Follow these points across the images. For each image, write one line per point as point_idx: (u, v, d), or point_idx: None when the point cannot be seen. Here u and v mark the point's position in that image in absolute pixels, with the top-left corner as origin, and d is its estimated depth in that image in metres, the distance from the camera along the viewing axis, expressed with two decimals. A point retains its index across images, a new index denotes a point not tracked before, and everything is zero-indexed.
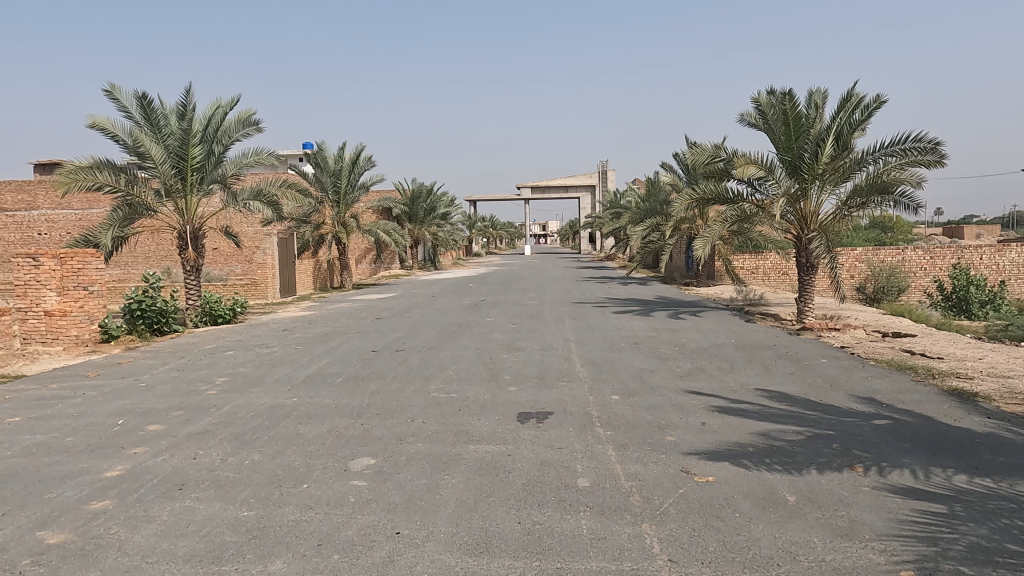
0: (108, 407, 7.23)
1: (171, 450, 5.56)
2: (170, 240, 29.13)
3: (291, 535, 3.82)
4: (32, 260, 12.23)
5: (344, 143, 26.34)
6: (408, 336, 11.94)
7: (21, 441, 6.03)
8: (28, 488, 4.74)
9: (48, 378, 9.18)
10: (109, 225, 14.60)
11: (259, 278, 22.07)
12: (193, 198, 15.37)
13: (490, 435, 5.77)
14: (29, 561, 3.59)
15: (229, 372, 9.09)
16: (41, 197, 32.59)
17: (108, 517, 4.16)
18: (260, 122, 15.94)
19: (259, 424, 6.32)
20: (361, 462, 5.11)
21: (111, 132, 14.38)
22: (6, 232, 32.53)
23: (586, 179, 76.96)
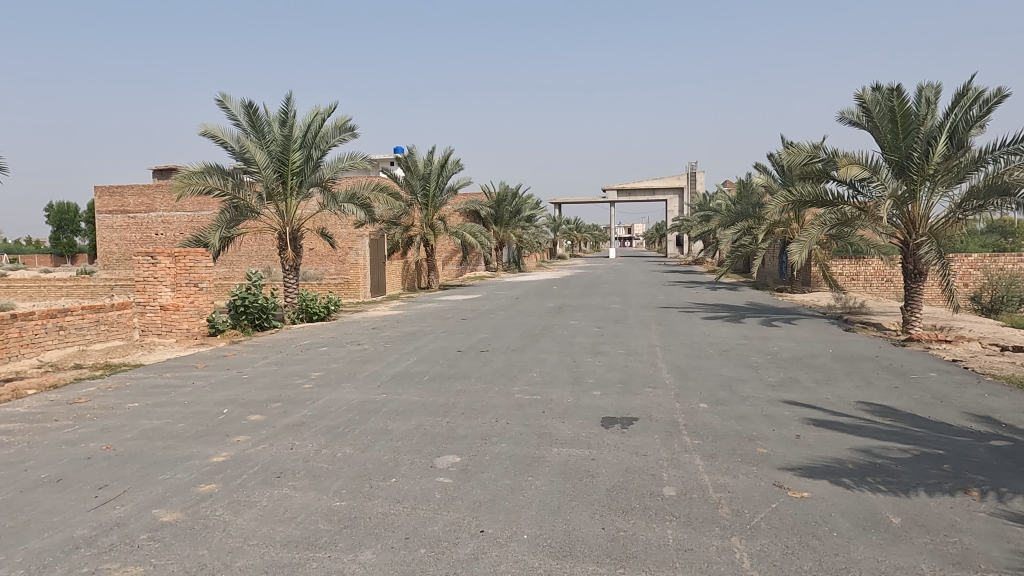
0: (214, 397, 7.72)
1: (270, 439, 5.88)
2: (271, 241, 30.92)
3: (381, 527, 3.94)
4: (151, 258, 13.30)
5: (433, 147, 26.89)
6: (493, 338, 12.08)
7: (139, 425, 6.54)
8: (145, 469, 5.14)
9: (162, 367, 9.92)
10: (217, 226, 15.59)
11: (351, 278, 22.98)
12: (293, 201, 16.17)
13: (573, 438, 5.74)
14: (146, 537, 3.89)
15: (322, 367, 9.51)
16: (158, 200, 35.35)
17: (214, 500, 4.45)
18: (355, 128, 16.54)
19: (350, 418, 6.57)
20: (446, 459, 5.21)
21: (221, 139, 15.36)
22: (129, 233, 35.60)
23: (674, 181, 75.20)
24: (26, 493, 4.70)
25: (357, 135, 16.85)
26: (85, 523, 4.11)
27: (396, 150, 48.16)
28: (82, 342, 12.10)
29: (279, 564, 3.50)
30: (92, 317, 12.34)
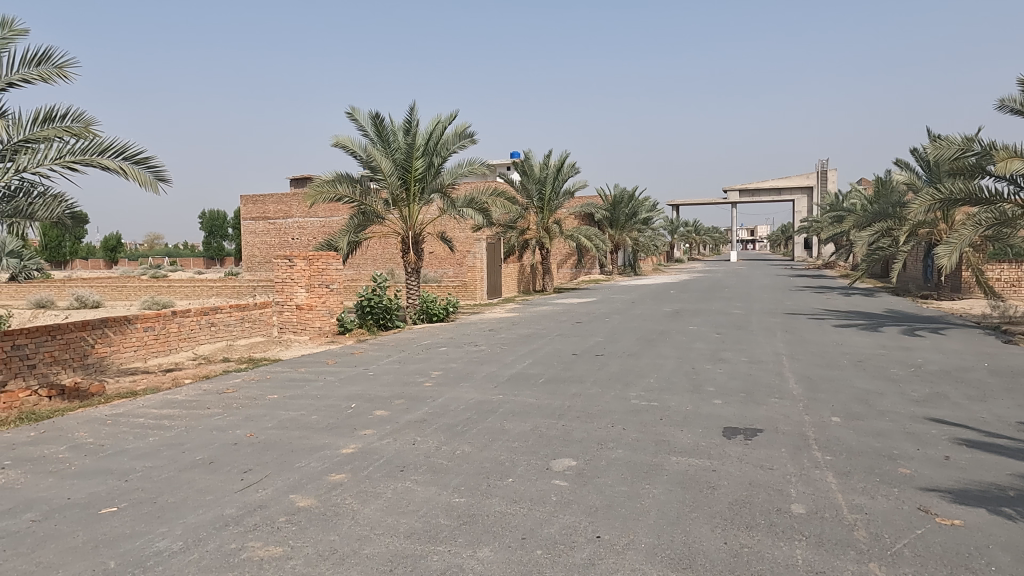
0: (344, 392, 8.22)
1: (394, 434, 6.16)
2: (394, 244, 32.49)
3: (498, 525, 4.02)
4: (288, 261, 14.28)
5: (550, 151, 27.03)
6: (608, 342, 11.96)
7: (278, 415, 7.07)
8: (284, 456, 5.55)
9: (298, 362, 10.68)
10: (347, 231, 16.54)
11: (469, 280, 23.72)
12: (415, 207, 16.88)
13: (693, 447, 5.57)
14: (285, 520, 4.19)
15: (442, 366, 9.84)
16: (294, 207, 38.11)
17: (344, 489, 4.72)
18: (474, 135, 16.96)
19: (469, 417, 6.74)
20: (562, 462, 5.22)
21: (351, 149, 16.31)
22: (269, 238, 38.66)
23: (802, 181, 70.94)
24: (184, 472, 5.22)
25: (476, 142, 17.25)
26: (233, 503, 4.50)
27: (513, 155, 48.92)
28: (229, 338, 13.31)
29: (404, 555, 3.65)
30: (237, 315, 13.54)
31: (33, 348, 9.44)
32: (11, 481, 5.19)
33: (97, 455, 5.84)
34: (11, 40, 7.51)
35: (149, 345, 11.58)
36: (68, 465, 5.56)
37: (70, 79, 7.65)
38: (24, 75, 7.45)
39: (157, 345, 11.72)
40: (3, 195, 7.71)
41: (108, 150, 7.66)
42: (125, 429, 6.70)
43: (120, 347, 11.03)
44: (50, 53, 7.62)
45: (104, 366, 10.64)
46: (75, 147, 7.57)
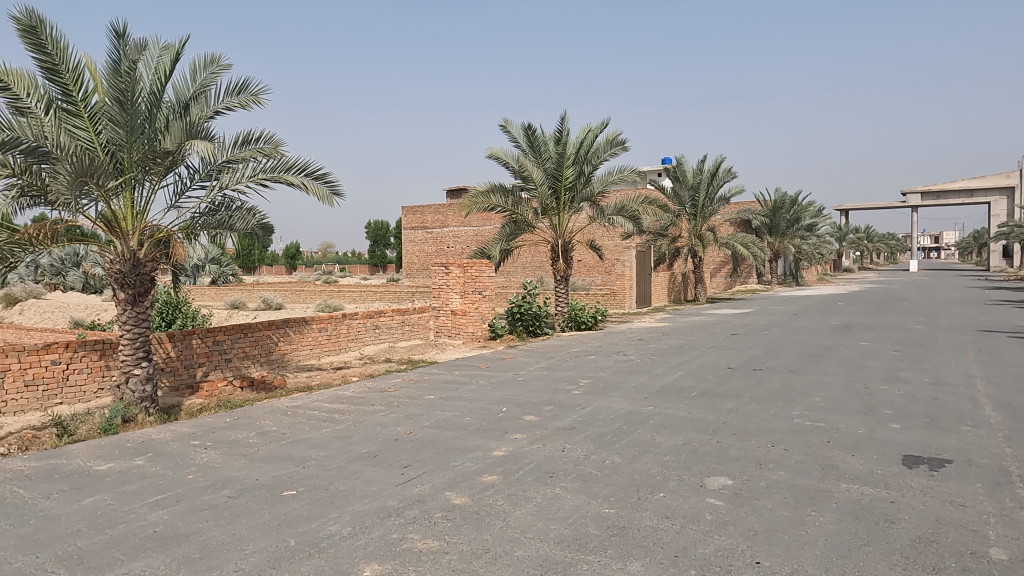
0: (495, 395, 8.46)
1: (543, 440, 6.24)
2: (543, 252, 33.03)
3: (649, 540, 3.93)
4: (445, 268, 14.96)
5: (704, 156, 26.16)
6: (768, 356, 11.27)
7: (434, 415, 7.44)
8: (440, 455, 5.83)
9: (452, 365, 11.17)
10: (499, 240, 17.05)
11: (618, 288, 23.49)
12: (565, 215, 17.01)
13: (866, 475, 5.09)
14: (441, 515, 4.39)
15: (591, 375, 9.80)
16: (450, 216, 39.97)
17: (495, 490, 4.86)
18: (626, 142, 16.79)
19: (618, 427, 6.66)
20: (717, 480, 5.00)
21: (504, 160, 16.83)
22: (428, 246, 40.88)
23: (1001, 180, 62.50)
24: (352, 463, 5.65)
25: (628, 148, 17.04)
26: (394, 496, 4.79)
27: (666, 159, 47.76)
28: (391, 340, 14.26)
29: (554, 561, 3.68)
30: (399, 319, 14.46)
31: (229, 344, 10.66)
32: (212, 460, 5.92)
33: (279, 442, 6.50)
34: (218, 74, 8.60)
35: (322, 344, 12.68)
36: (256, 449, 6.24)
37: (263, 105, 8.61)
38: (227, 104, 8.50)
39: (329, 344, 12.80)
40: (209, 210, 8.83)
41: (293, 168, 8.51)
42: (303, 420, 7.40)
43: (298, 345, 12.16)
44: (249, 83, 8.62)
45: (285, 362, 11.79)
46: (266, 166, 8.50)
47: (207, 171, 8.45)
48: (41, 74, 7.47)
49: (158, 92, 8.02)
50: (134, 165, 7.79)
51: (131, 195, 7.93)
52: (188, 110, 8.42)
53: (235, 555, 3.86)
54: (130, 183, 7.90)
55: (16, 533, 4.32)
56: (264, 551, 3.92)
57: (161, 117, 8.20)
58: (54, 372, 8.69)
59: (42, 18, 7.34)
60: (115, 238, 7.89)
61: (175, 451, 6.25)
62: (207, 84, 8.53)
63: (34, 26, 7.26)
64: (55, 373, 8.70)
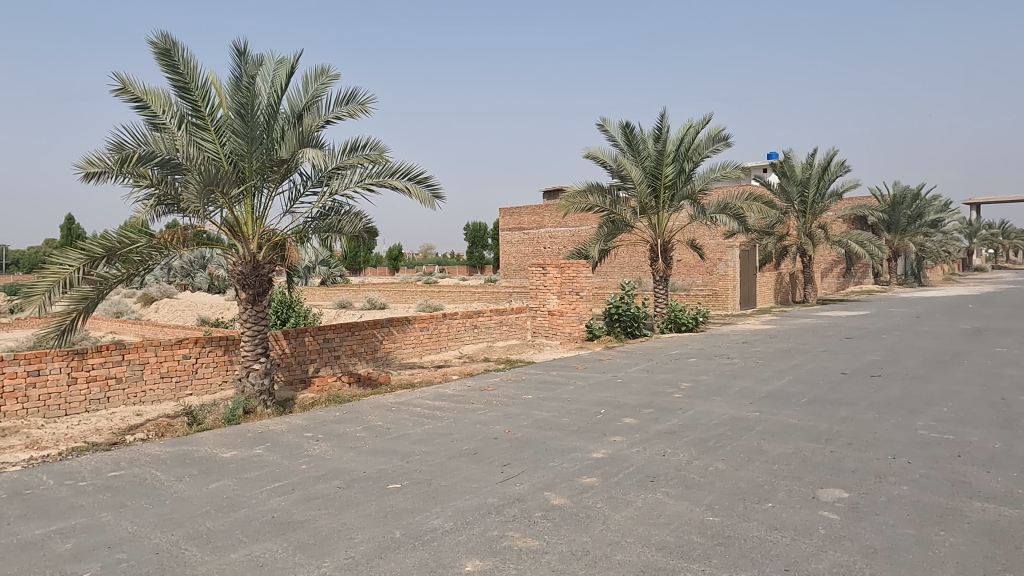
0: (594, 397, 8.40)
1: (643, 443, 6.12)
2: (641, 252, 32.49)
3: (757, 552, 3.76)
4: (542, 269, 15.02)
5: (814, 150, 24.77)
6: (887, 361, 10.51)
7: (533, 414, 7.48)
8: (539, 454, 5.85)
9: (550, 366, 11.17)
10: (597, 240, 16.91)
11: (720, 289, 22.70)
12: (664, 214, 16.63)
13: (1002, 494, 4.64)
14: (541, 515, 4.41)
15: (692, 378, 9.51)
16: (546, 217, 40.08)
17: (594, 493, 4.81)
18: (729, 137, 16.20)
19: (722, 433, 6.43)
20: (831, 492, 4.72)
21: (602, 160, 16.70)
22: (524, 246, 41.19)
23: None
24: (453, 460, 5.78)
25: (731, 144, 16.44)
26: (494, 493, 4.86)
27: (772, 155, 45.69)
28: (490, 339, 14.50)
29: (655, 567, 3.61)
30: (497, 319, 14.67)
31: (338, 341, 11.21)
32: (323, 452, 6.24)
33: (385, 436, 6.75)
34: (327, 84, 9.05)
35: (424, 343, 13.07)
36: (364, 443, 6.52)
37: (369, 113, 8.99)
38: (337, 113, 8.93)
39: (430, 343, 13.19)
40: (320, 214, 9.30)
41: (397, 172, 8.82)
42: (406, 416, 7.66)
43: (401, 343, 12.60)
44: (356, 93, 9.02)
45: (389, 359, 12.24)
46: (372, 171, 8.85)
47: (318, 178, 8.91)
48: (175, 92, 8.15)
49: (275, 104, 8.54)
50: (254, 174, 8.36)
51: (251, 202, 8.50)
52: (301, 121, 8.90)
53: (345, 543, 4.05)
54: (250, 190, 8.47)
55: (155, 511, 4.75)
56: (371, 540, 4.08)
57: (278, 128, 8.73)
58: (185, 365, 9.46)
59: (175, 41, 8.00)
60: (237, 242, 8.48)
61: (290, 442, 6.65)
62: (318, 94, 9.00)
63: (168, 48, 7.93)
64: (186, 366, 9.47)
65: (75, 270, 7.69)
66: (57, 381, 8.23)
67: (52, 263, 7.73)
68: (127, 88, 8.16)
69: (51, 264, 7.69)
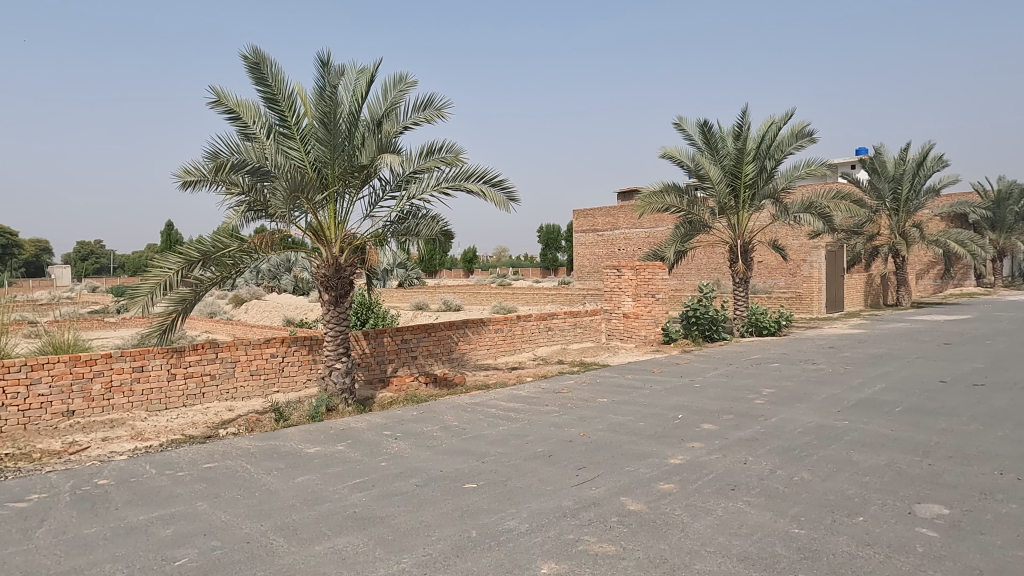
0: (671, 401, 8.22)
1: (723, 451, 5.94)
2: (720, 253, 31.62)
3: (847, 568, 3.58)
4: (617, 271, 14.83)
5: (908, 144, 23.36)
6: (992, 369, 9.78)
7: (608, 418, 7.40)
8: (615, 459, 5.78)
9: (625, 369, 11.01)
10: (673, 241, 16.55)
11: (804, 291, 21.77)
12: (745, 214, 16.09)
13: None
14: (617, 520, 4.35)
15: (775, 384, 9.16)
16: (621, 219, 39.66)
17: (673, 499, 4.71)
18: (814, 133, 15.52)
19: (808, 441, 6.15)
20: (929, 508, 4.43)
21: (679, 159, 16.35)
22: (599, 248, 40.88)
23: None
24: (528, 461, 5.79)
25: (816, 140, 15.74)
26: (570, 496, 4.83)
27: (861, 150, 43.48)
28: (564, 342, 14.47)
29: None
30: (571, 321, 14.62)
31: (415, 342, 11.46)
32: (402, 450, 6.39)
33: (460, 436, 6.84)
34: (405, 91, 9.27)
35: (498, 344, 13.18)
36: (441, 442, 6.63)
37: (446, 118, 9.15)
38: (415, 119, 9.14)
39: (504, 345, 13.28)
40: (398, 218, 9.55)
41: (473, 176, 8.94)
42: (481, 417, 7.73)
43: (476, 345, 12.76)
44: (433, 98, 9.20)
45: (464, 360, 12.41)
46: (449, 175, 9.00)
47: (397, 182, 9.13)
48: (263, 104, 8.56)
49: (356, 112, 8.83)
50: (337, 180, 8.67)
51: (334, 207, 8.82)
52: (381, 127, 9.15)
53: (423, 540, 4.13)
54: (333, 196, 8.79)
55: (246, 502, 5.00)
56: (448, 539, 4.15)
57: (359, 135, 9.01)
58: (272, 363, 9.92)
59: (265, 55, 8.40)
60: (321, 246, 8.82)
61: (371, 440, 6.84)
62: (397, 101, 9.23)
63: (258, 62, 8.33)
64: (273, 365, 9.92)
65: (174, 273, 8.20)
66: (158, 377, 8.80)
67: (154, 267, 8.27)
68: (221, 101, 8.64)
69: (153, 268, 8.23)
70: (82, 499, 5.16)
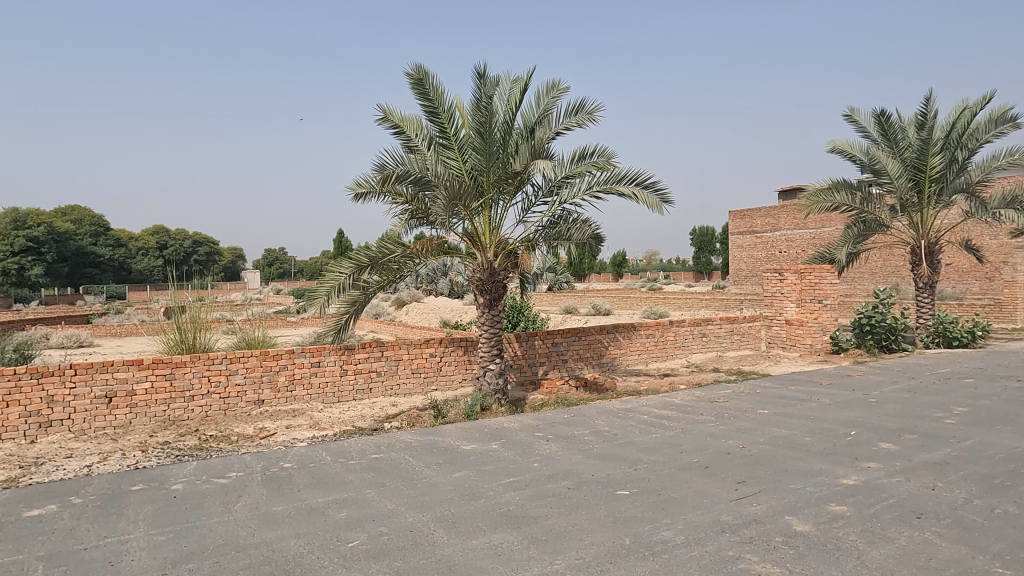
0: (842, 416, 7.57)
1: (906, 474, 5.36)
2: (899, 255, 28.75)
3: None
4: (778, 274, 13.93)
5: None
6: None
7: (770, 431, 6.97)
8: (778, 475, 5.43)
9: (789, 380, 10.29)
10: (844, 242, 15.22)
11: (1005, 298, 19.11)
12: (930, 211, 14.41)
13: None
14: (782, 540, 4.08)
15: (969, 402, 8.11)
16: (783, 219, 37.31)
17: (846, 523, 4.33)
18: (1019, 117, 13.56)
19: (1012, 470, 5.38)
20: None
21: (850, 153, 15.09)
22: (757, 251, 38.72)
23: None
24: (683, 472, 5.60)
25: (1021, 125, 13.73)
26: (729, 511, 4.61)
27: None
28: (720, 349, 13.87)
29: None
30: (727, 328, 14.00)
31: (566, 345, 11.53)
32: (553, 452, 6.46)
33: (612, 442, 6.79)
34: (558, 97, 9.37)
35: (650, 350, 12.92)
36: (592, 447, 6.62)
37: (597, 122, 9.14)
38: (567, 124, 9.23)
39: (656, 350, 12.99)
40: (550, 222, 9.69)
41: (624, 179, 8.84)
42: (633, 423, 7.60)
43: (627, 349, 12.58)
44: (585, 102, 9.23)
45: (615, 365, 12.31)
46: (600, 179, 8.98)
47: (549, 188, 9.26)
48: (425, 117, 9.07)
49: (510, 120, 9.08)
50: (492, 186, 9.00)
51: (489, 213, 9.14)
52: (534, 134, 9.33)
53: (576, 544, 4.13)
54: (488, 203, 9.12)
55: (409, 492, 5.31)
56: (601, 545, 4.12)
57: (513, 142, 9.26)
58: (431, 362, 10.45)
59: (427, 71, 8.90)
60: (477, 251, 9.19)
61: (523, 440, 6.98)
62: (549, 107, 9.36)
63: (421, 78, 8.84)
64: (433, 364, 10.46)
65: (346, 277, 8.93)
66: (333, 372, 9.61)
67: (330, 271, 9.06)
68: (387, 117, 9.28)
69: (329, 272, 9.02)
70: (270, 479, 5.77)
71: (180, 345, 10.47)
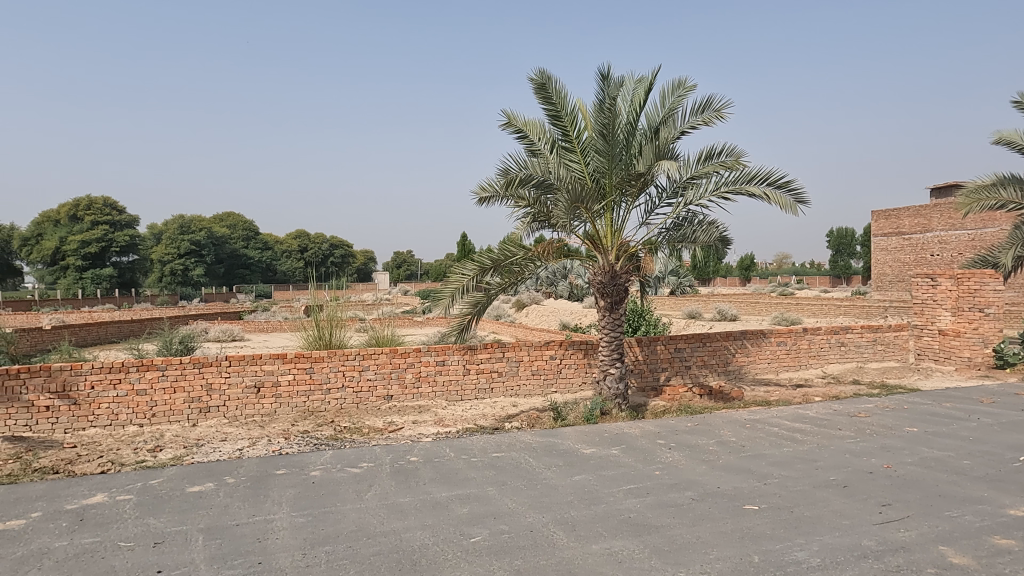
0: (1008, 439, 6.76)
1: None
2: None
3: None
4: (930, 280, 12.67)
5: None
6: None
7: (920, 451, 6.36)
8: (930, 499, 4.94)
9: (941, 396, 9.33)
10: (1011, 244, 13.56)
11: None
12: None
13: None
14: (935, 572, 3.71)
15: None
16: (935, 220, 34.03)
17: (1014, 559, 3.86)
18: None
19: None
20: None
21: (1019, 145, 13.49)
22: (905, 254, 35.55)
23: None
24: (819, 490, 5.25)
25: None
26: (872, 535, 4.26)
27: None
28: (861, 360, 12.86)
29: None
30: (870, 337, 12.95)
31: (689, 351, 11.16)
32: (676, 461, 6.27)
33: (739, 454, 6.48)
34: (683, 96, 9.11)
35: (782, 358, 12.21)
36: (718, 457, 6.35)
37: (725, 120, 8.79)
38: (692, 123, 8.95)
39: (788, 359, 12.26)
40: (674, 225, 9.42)
41: (755, 178, 8.43)
42: (763, 436, 7.22)
43: (756, 358, 11.96)
44: (712, 100, 8.90)
45: (742, 373, 11.75)
46: (728, 179, 8.62)
47: (674, 189, 9.02)
48: (548, 121, 9.13)
49: (634, 121, 8.95)
50: (614, 189, 8.91)
51: (611, 215, 9.05)
52: (658, 134, 9.13)
53: (701, 557, 3.99)
54: (610, 205, 9.03)
55: (530, 493, 5.36)
56: (728, 560, 3.95)
57: (636, 143, 9.11)
58: (551, 364, 10.48)
59: (550, 75, 8.95)
60: (598, 254, 9.12)
61: (644, 447, 6.84)
62: (674, 106, 9.12)
63: (544, 82, 8.91)
64: (552, 366, 10.49)
65: (470, 278, 9.18)
66: (456, 371, 9.91)
67: (454, 272, 9.35)
68: (511, 122, 9.44)
69: (453, 273, 9.32)
70: (398, 472, 6.05)
71: (318, 340, 11.24)
